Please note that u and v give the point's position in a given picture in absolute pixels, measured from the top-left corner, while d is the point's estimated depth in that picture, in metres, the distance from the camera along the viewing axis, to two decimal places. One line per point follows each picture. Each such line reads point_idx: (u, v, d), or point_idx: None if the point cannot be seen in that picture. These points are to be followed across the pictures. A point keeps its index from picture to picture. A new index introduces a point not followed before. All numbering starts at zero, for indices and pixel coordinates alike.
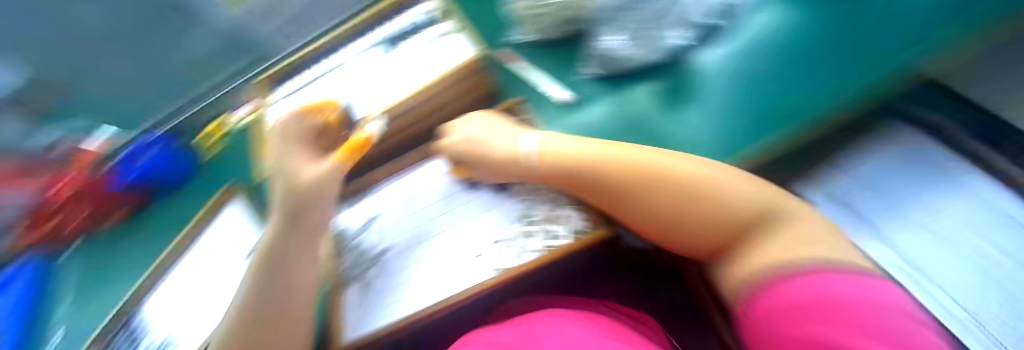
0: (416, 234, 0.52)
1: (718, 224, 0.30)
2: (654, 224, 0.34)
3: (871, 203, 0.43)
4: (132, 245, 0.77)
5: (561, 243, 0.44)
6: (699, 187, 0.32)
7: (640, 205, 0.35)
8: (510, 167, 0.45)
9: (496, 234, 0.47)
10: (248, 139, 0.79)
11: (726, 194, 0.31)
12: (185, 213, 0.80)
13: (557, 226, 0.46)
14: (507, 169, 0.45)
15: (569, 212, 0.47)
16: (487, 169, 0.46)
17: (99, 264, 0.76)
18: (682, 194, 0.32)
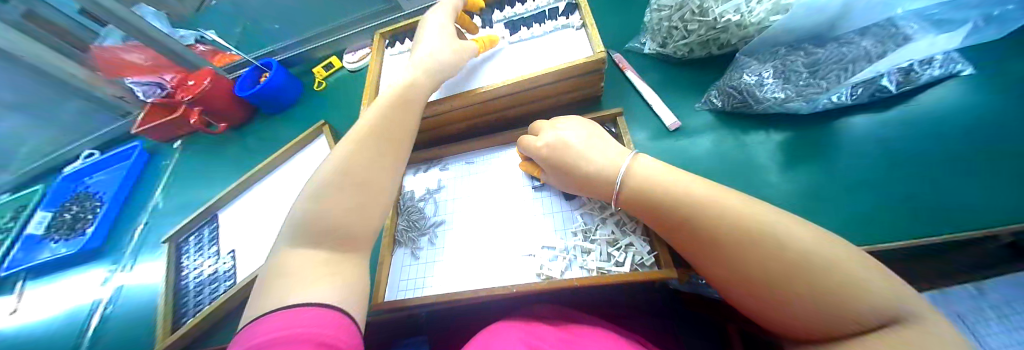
0: (472, 216, 0.51)
1: (832, 314, 0.26)
2: (745, 287, 0.31)
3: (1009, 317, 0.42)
4: (234, 152, 0.89)
5: (618, 269, 0.40)
6: (817, 264, 0.27)
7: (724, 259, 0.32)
8: (592, 181, 0.43)
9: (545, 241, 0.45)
10: (336, 89, 0.87)
11: (852, 283, 0.26)
12: (263, 143, 0.87)
13: (615, 247, 0.42)
14: (588, 184, 0.44)
15: (634, 240, 0.43)
16: (566, 177, 0.45)
17: (207, 173, 0.89)
18: (792, 264, 0.28)
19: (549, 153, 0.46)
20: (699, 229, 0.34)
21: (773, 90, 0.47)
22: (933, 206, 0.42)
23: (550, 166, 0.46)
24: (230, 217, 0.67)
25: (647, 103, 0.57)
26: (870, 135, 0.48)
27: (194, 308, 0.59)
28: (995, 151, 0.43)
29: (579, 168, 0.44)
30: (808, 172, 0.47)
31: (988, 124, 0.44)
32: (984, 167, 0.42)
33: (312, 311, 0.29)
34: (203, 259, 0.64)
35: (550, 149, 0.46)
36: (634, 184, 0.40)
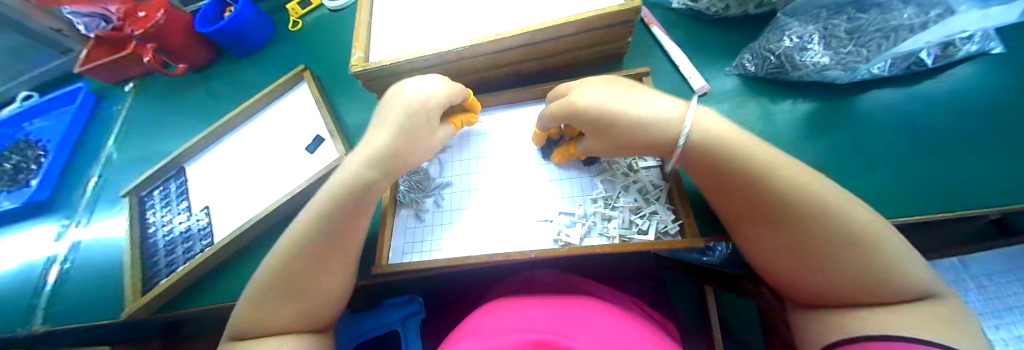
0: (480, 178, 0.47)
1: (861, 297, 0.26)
2: (779, 255, 0.31)
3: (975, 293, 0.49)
4: (199, 99, 0.79)
5: (640, 239, 0.39)
6: (867, 251, 0.26)
7: (768, 232, 0.31)
8: (641, 143, 0.35)
9: (560, 206, 0.43)
10: (312, 31, 0.77)
11: (890, 270, 0.25)
12: (231, 88, 0.78)
13: (634, 218, 0.40)
14: (635, 145, 0.36)
15: (658, 208, 0.41)
16: (608, 141, 0.37)
17: (166, 121, 0.79)
18: (843, 248, 0.26)
19: (589, 111, 0.37)
20: (761, 196, 0.30)
21: (813, 55, 0.44)
22: (955, 180, 0.42)
23: (589, 128, 0.38)
24: (201, 171, 0.60)
25: (671, 64, 0.52)
26: (898, 110, 0.47)
27: (166, 268, 0.54)
28: (1015, 130, 0.43)
29: (626, 129, 0.35)
30: (828, 146, 0.47)
31: (1015, 98, 0.44)
32: (1006, 144, 0.43)
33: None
34: (172, 216, 0.57)
35: (589, 106, 0.37)
36: (695, 146, 0.33)
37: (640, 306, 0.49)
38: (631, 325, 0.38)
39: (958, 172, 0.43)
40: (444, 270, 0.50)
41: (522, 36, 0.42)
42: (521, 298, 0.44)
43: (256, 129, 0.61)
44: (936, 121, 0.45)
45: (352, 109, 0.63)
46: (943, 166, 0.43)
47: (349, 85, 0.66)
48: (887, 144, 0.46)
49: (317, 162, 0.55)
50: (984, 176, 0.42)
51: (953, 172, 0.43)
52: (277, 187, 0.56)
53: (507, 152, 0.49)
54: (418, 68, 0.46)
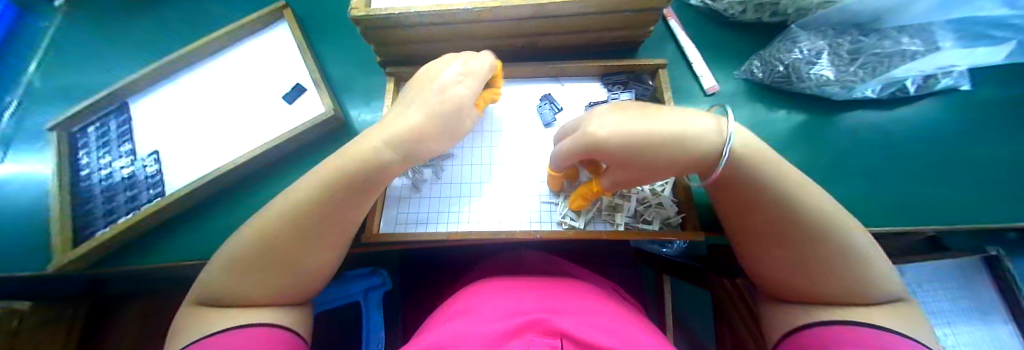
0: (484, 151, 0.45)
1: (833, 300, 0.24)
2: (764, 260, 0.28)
3: None
4: (152, 28, 0.68)
5: (644, 228, 0.39)
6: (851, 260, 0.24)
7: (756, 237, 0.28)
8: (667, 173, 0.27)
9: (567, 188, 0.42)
10: None
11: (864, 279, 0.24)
12: (192, 21, 0.68)
13: (639, 207, 0.41)
14: (663, 174, 0.27)
15: (664, 199, 0.41)
16: (635, 174, 0.28)
17: (107, 48, 0.67)
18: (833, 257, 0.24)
19: (613, 143, 0.26)
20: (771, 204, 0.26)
21: (819, 69, 0.46)
22: (914, 200, 0.48)
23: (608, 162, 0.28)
24: (152, 110, 0.52)
25: (685, 63, 0.54)
26: (879, 130, 0.50)
27: (104, 217, 0.47)
28: (969, 160, 0.48)
29: (662, 163, 0.26)
30: (812, 158, 0.50)
31: (972, 133, 0.49)
32: (957, 172, 0.48)
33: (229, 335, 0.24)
34: (113, 159, 0.49)
35: (612, 135, 0.25)
36: (732, 172, 0.26)
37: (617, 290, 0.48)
38: (624, 313, 0.36)
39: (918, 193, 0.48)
40: (428, 244, 0.48)
41: (548, 6, 0.37)
42: (510, 280, 0.41)
43: (224, 70, 0.53)
44: (907, 145, 0.50)
45: (340, 62, 0.57)
46: (907, 186, 0.49)
47: (334, 31, 0.58)
48: (865, 161, 0.50)
49: (298, 116, 0.50)
50: (932, 197, 0.48)
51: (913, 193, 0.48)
52: (247, 139, 0.50)
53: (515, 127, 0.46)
54: (427, 24, 0.41)
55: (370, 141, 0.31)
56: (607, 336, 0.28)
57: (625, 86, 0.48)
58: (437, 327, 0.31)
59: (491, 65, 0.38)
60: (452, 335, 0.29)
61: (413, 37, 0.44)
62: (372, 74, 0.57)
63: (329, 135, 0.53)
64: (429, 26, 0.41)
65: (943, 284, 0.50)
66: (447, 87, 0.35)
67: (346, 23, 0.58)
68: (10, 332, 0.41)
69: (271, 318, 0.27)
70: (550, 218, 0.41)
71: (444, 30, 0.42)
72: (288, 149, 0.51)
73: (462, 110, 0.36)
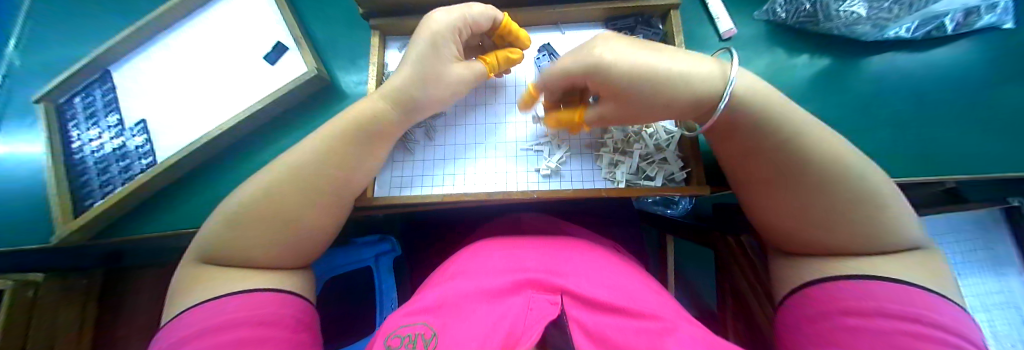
0: (477, 109, 0.42)
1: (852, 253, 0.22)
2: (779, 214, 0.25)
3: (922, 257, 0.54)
4: None
5: (647, 186, 0.38)
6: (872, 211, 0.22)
7: (771, 186, 0.26)
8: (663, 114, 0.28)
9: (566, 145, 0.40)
10: None
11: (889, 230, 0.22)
12: None
13: (641, 164, 0.39)
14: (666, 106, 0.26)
15: (668, 156, 0.39)
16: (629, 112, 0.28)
17: (82, 14, 0.63)
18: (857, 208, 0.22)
19: (620, 70, 0.25)
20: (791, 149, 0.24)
21: (850, 6, 0.40)
22: (933, 151, 0.45)
23: (606, 92, 0.27)
24: (132, 77, 0.49)
25: (699, 5, 0.49)
26: (906, 74, 0.46)
27: (102, 189, 0.46)
28: (1001, 107, 0.45)
29: (661, 100, 0.26)
30: (831, 108, 0.47)
31: (1010, 77, 0.45)
32: (986, 120, 0.45)
33: (236, 296, 0.24)
34: (101, 130, 0.48)
35: (622, 63, 0.25)
36: (740, 111, 0.25)
37: (623, 251, 0.48)
38: (625, 269, 0.35)
39: (941, 144, 0.45)
40: (427, 206, 0.48)
41: None
42: (512, 239, 0.40)
43: (203, 32, 0.50)
44: (935, 91, 0.46)
45: (322, 17, 0.53)
46: (928, 137, 0.45)
47: None
48: (886, 110, 0.46)
49: (282, 77, 0.47)
50: (956, 146, 0.45)
51: (935, 144, 0.45)
52: (231, 104, 0.47)
53: (509, 83, 0.43)
54: None
55: (372, 95, 0.34)
56: (604, 290, 0.28)
57: (631, 31, 0.44)
58: (435, 287, 0.31)
59: (488, 14, 0.35)
60: (451, 293, 0.28)
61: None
62: (357, 30, 0.53)
63: (318, 98, 0.51)
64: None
65: (955, 236, 0.49)
66: (426, 27, 0.33)
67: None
68: (27, 301, 0.43)
69: (275, 280, 0.27)
70: (548, 177, 0.39)
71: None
72: (277, 114, 0.49)
73: (440, 49, 0.33)
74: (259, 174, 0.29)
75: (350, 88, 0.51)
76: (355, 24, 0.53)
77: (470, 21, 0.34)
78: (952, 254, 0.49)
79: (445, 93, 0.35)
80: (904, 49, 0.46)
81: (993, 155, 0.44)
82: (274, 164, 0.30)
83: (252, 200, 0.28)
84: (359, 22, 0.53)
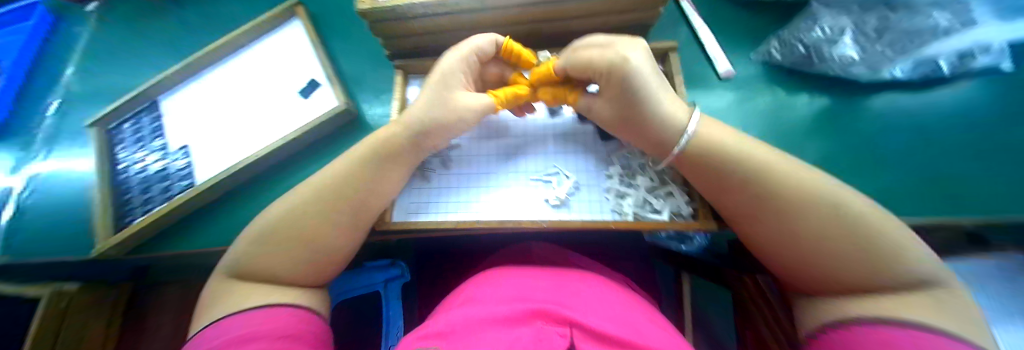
0: (490, 141, 0.45)
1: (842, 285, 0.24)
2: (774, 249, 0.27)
3: None
4: (180, 34, 0.71)
5: (653, 219, 0.38)
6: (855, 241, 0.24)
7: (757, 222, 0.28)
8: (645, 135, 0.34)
9: (572, 177, 0.42)
10: None
11: (879, 263, 0.23)
12: (215, 24, 0.70)
13: (647, 197, 0.40)
14: (650, 125, 0.33)
15: (675, 189, 0.39)
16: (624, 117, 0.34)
17: (140, 52, 0.71)
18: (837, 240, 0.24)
19: (629, 73, 0.32)
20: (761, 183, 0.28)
21: (844, 50, 0.44)
22: (944, 189, 0.45)
23: (615, 88, 0.34)
24: (177, 108, 0.55)
25: (698, 48, 0.52)
26: (906, 113, 0.48)
27: (138, 209, 0.50)
28: (1008, 146, 0.45)
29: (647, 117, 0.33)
30: (833, 146, 0.48)
31: (1012, 117, 0.46)
32: (994, 159, 0.45)
33: (261, 311, 0.26)
34: (144, 154, 0.52)
35: (637, 67, 0.32)
36: (704, 149, 0.31)
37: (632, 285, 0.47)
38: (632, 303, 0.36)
39: (952, 182, 0.45)
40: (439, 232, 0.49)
41: None
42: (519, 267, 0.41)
43: (243, 68, 0.56)
44: (937, 130, 0.47)
45: (348, 55, 0.58)
46: (938, 175, 0.46)
47: (344, 25, 0.60)
48: (893, 148, 0.47)
49: (311, 111, 0.51)
50: (966, 184, 0.45)
51: (946, 182, 0.45)
52: (263, 133, 0.52)
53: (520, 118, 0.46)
54: (429, 16, 0.41)
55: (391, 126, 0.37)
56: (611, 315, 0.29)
57: None
58: (447, 311, 0.33)
59: (487, 40, 0.38)
60: (461, 318, 0.30)
61: (418, 29, 0.44)
62: (379, 68, 0.58)
63: (340, 129, 0.55)
64: (433, 17, 0.41)
65: None
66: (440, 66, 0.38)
67: (353, 17, 0.60)
68: (58, 313, 0.46)
69: (288, 296, 0.28)
70: (556, 208, 0.40)
71: (448, 20, 0.43)
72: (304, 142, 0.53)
73: (451, 80, 0.37)
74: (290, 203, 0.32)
75: (372, 119, 0.55)
76: (381, 63, 0.58)
77: (476, 50, 0.38)
78: None
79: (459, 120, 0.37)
80: (903, 89, 0.48)
81: (1008, 195, 0.44)
82: (304, 195, 0.33)
83: (286, 218, 0.31)
84: (385, 61, 0.58)
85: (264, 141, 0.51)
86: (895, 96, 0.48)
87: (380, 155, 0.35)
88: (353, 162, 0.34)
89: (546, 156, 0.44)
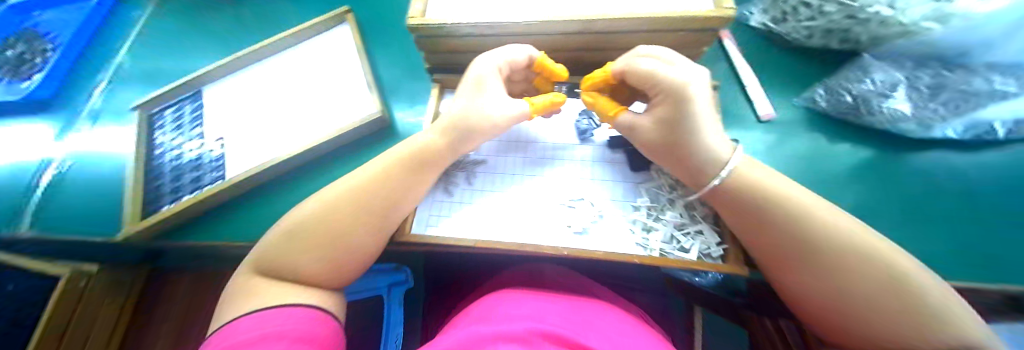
0: (534, 165, 0.49)
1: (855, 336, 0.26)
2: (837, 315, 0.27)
3: None
4: (221, 20, 0.71)
5: (684, 259, 0.40)
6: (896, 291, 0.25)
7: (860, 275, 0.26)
8: (676, 149, 0.36)
9: (586, 206, 0.45)
10: None
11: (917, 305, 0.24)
12: (256, 19, 0.70)
13: (674, 221, 0.43)
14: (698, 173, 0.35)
15: (705, 228, 0.42)
16: (666, 138, 0.36)
17: (185, 37, 0.71)
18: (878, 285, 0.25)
19: (688, 103, 0.33)
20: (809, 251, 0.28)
21: (892, 104, 0.44)
22: (982, 247, 0.44)
23: (666, 108, 0.35)
24: (220, 98, 0.56)
25: (737, 95, 0.54)
26: (954, 172, 0.47)
27: (171, 195, 0.50)
28: None
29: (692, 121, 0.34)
30: (929, 232, 0.46)
31: None
32: None
33: (256, 315, 0.28)
34: (183, 141, 0.53)
35: (693, 99, 0.33)
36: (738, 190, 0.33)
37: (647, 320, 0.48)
38: (654, 339, 0.39)
39: (989, 234, 0.45)
40: (472, 251, 0.51)
41: (599, 22, 0.38)
42: (536, 289, 0.44)
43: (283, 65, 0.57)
44: (975, 184, 0.47)
45: (406, 55, 0.60)
46: (973, 228, 0.45)
47: (396, 30, 0.61)
48: (924, 196, 0.47)
49: (349, 112, 0.51)
50: (1005, 251, 0.44)
51: (985, 234, 0.45)
52: (294, 129, 0.51)
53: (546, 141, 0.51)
54: (473, 35, 0.42)
55: (468, 88, 0.41)
56: None
57: None
58: (461, 328, 0.35)
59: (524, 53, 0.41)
60: (476, 335, 0.32)
61: (469, 46, 0.46)
62: (421, 79, 0.58)
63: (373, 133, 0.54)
64: (479, 37, 0.43)
65: None
66: (480, 67, 0.41)
67: None
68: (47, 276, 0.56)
69: (310, 291, 0.32)
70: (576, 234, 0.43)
71: (497, 41, 0.44)
72: (338, 144, 0.52)
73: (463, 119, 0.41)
74: (366, 191, 0.36)
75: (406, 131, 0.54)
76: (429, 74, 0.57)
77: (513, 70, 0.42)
78: None
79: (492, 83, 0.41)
80: (964, 135, 0.46)
81: None
82: (391, 172, 0.38)
83: (331, 204, 0.35)
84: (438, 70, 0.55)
85: (299, 139, 0.50)
86: (933, 149, 0.48)
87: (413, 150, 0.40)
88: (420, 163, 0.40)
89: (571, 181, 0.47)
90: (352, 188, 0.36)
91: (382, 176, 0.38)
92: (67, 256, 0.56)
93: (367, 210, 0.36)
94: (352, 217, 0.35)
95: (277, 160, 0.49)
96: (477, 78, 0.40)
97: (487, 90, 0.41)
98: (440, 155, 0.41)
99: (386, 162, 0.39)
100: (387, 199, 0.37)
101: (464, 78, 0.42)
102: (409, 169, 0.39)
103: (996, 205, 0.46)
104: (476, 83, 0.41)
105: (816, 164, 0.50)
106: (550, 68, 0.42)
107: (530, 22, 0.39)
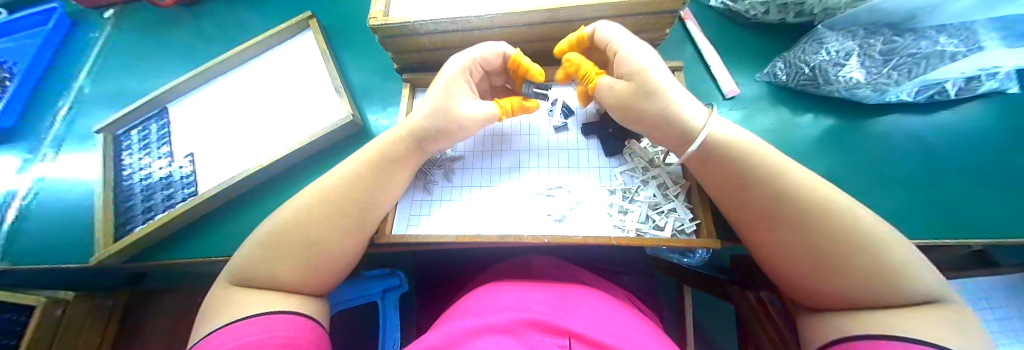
0: (513, 159, 0.49)
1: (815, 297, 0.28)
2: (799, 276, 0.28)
3: (994, 307, 0.48)
4: (182, 35, 0.70)
5: (660, 238, 0.41)
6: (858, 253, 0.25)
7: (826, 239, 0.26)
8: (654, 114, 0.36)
9: (563, 195, 0.45)
10: None
11: (876, 267, 0.24)
12: (220, 31, 0.69)
13: (650, 202, 0.44)
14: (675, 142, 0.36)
15: (678, 206, 0.43)
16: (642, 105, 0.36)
17: (146, 55, 0.69)
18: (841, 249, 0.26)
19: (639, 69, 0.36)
20: (778, 217, 0.29)
21: (848, 72, 0.46)
22: (939, 203, 0.47)
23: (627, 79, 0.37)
24: (187, 113, 0.55)
25: (703, 75, 0.56)
26: (911, 134, 0.50)
27: (144, 215, 0.49)
28: (994, 171, 0.47)
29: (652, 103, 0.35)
30: (890, 192, 0.48)
31: (988, 149, 0.48)
32: (977, 179, 0.47)
33: (233, 327, 0.27)
34: (151, 160, 0.52)
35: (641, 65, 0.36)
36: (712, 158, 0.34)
37: (630, 300, 0.49)
38: (638, 319, 0.39)
39: (945, 191, 0.47)
40: (455, 247, 0.52)
41: (559, 11, 0.39)
42: (521, 279, 0.44)
43: (250, 75, 0.56)
44: (931, 143, 0.49)
45: (375, 56, 0.59)
46: (930, 186, 0.48)
47: (362, 32, 0.61)
48: (884, 159, 0.49)
49: (321, 118, 0.51)
50: (958, 206, 0.46)
51: (941, 190, 0.47)
52: (267, 139, 0.51)
53: (521, 132, 0.51)
54: (439, 32, 0.42)
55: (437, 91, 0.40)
56: (621, 343, 0.30)
57: None
58: (445, 325, 0.35)
59: (494, 52, 0.41)
60: (458, 332, 0.32)
61: (435, 43, 0.46)
62: (391, 80, 0.58)
63: (348, 137, 0.54)
64: (445, 33, 0.43)
65: (990, 303, 0.48)
66: (450, 69, 0.41)
67: None
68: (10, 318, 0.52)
69: (288, 297, 0.31)
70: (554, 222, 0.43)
71: (462, 36, 0.44)
72: (313, 151, 0.52)
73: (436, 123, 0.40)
74: (340, 194, 0.36)
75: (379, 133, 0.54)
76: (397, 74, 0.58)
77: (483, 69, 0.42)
78: (981, 309, 0.48)
79: (462, 86, 0.41)
80: (919, 97, 0.48)
81: (992, 207, 0.46)
82: (364, 173, 0.38)
83: (303, 209, 0.35)
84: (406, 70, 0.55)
85: (273, 148, 0.50)
86: (890, 113, 0.50)
87: (384, 149, 0.40)
88: (393, 162, 0.40)
89: (548, 171, 0.48)
90: (324, 192, 0.36)
91: (354, 178, 0.38)
92: (41, 287, 0.55)
93: (341, 213, 0.36)
94: (325, 220, 0.35)
95: (251, 171, 0.48)
96: (447, 79, 0.40)
97: (458, 92, 0.41)
98: (411, 153, 0.41)
99: (358, 164, 0.39)
100: (361, 201, 0.37)
101: (435, 80, 0.42)
102: (383, 170, 0.39)
103: (952, 162, 0.48)
104: (446, 87, 0.40)
105: (782, 136, 0.51)
106: (526, 66, 0.42)
107: (493, 14, 0.39)
